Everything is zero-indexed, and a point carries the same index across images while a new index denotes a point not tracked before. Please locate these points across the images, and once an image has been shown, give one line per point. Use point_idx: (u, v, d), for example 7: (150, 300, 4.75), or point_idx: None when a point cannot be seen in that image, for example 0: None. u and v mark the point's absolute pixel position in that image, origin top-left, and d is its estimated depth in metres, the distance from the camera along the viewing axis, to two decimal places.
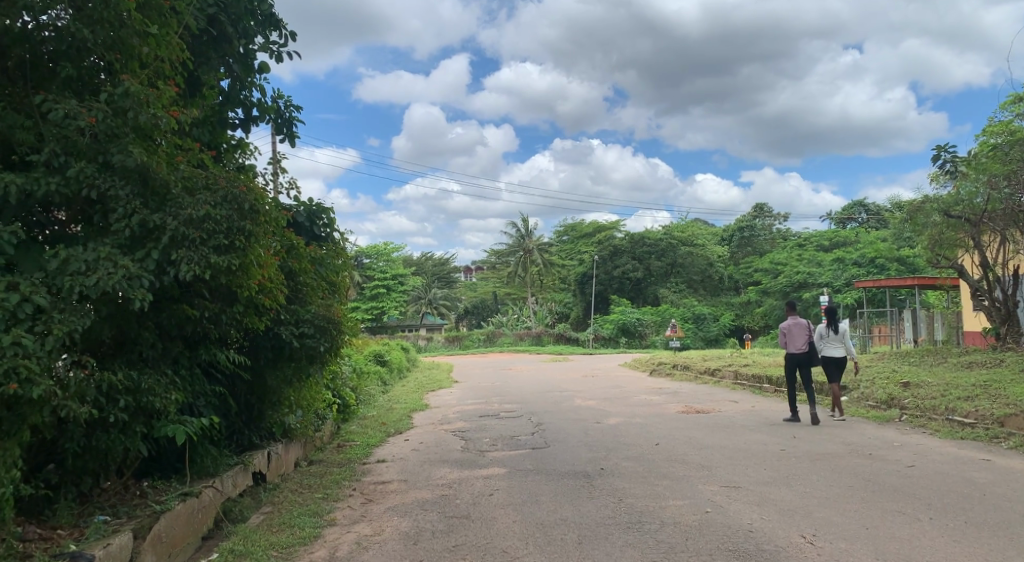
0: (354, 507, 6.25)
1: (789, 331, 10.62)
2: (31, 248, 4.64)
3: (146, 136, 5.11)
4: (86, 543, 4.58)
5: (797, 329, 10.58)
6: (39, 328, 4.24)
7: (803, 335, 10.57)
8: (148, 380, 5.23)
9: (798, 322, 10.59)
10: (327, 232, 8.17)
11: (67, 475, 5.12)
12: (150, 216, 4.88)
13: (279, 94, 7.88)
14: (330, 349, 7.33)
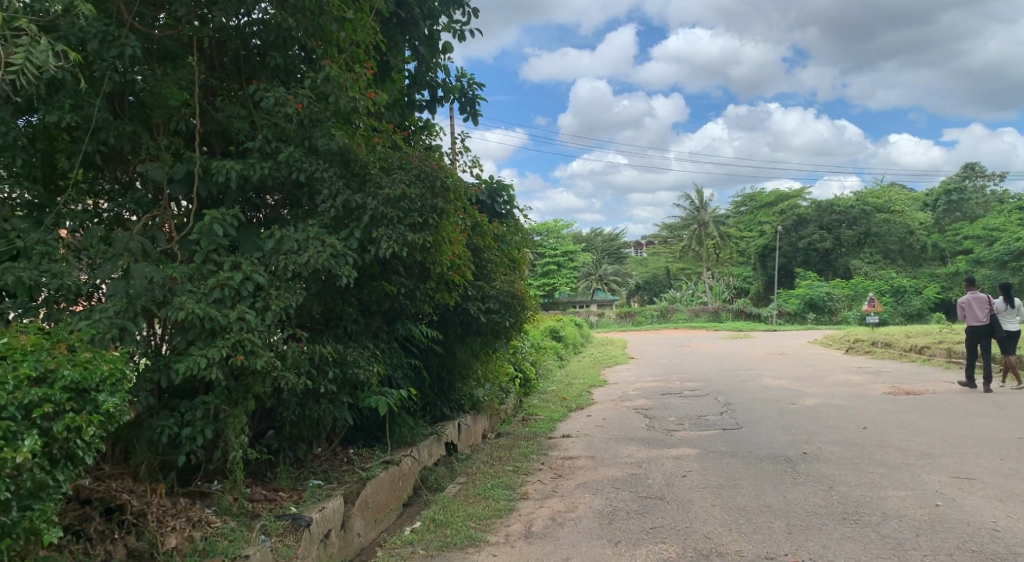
0: (545, 482, 6.25)
1: (966, 307, 10.31)
2: (250, 230, 5.06)
3: (345, 119, 5.37)
4: (304, 506, 4.97)
5: (976, 304, 10.21)
6: (259, 304, 4.61)
7: (984, 309, 10.20)
8: (353, 353, 5.51)
9: (979, 296, 10.22)
10: (508, 209, 8.21)
11: (285, 441, 5.53)
12: (352, 197, 5.09)
13: (462, 73, 7.99)
14: (515, 324, 7.40)
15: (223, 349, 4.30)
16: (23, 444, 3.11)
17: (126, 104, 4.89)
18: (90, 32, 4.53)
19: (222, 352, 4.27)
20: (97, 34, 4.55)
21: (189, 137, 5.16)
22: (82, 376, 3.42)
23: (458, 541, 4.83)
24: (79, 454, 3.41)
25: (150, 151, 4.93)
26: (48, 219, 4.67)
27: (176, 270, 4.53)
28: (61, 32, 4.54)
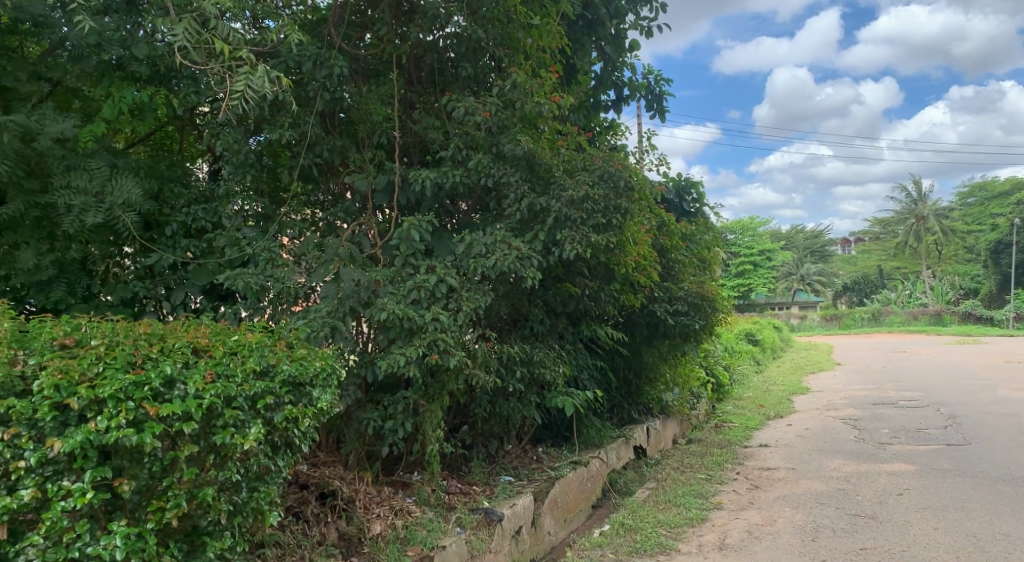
0: (740, 493, 5.93)
1: None
2: (443, 234, 5.36)
3: (531, 124, 5.48)
4: (496, 501, 5.16)
5: None
6: (452, 305, 4.84)
7: None
8: (539, 354, 5.60)
9: None
10: (697, 207, 7.92)
11: (478, 437, 5.76)
12: (537, 200, 5.16)
13: (648, 71, 7.85)
14: (705, 326, 7.11)
15: (420, 348, 4.56)
16: (249, 432, 3.55)
17: (336, 121, 5.41)
18: (306, 56, 5.07)
19: (418, 352, 4.53)
20: (311, 57, 5.09)
21: (390, 149, 5.56)
22: (297, 371, 3.95)
23: (647, 547, 4.72)
24: (295, 442, 3.92)
25: (356, 163, 5.41)
26: (273, 227, 5.26)
27: (379, 274, 4.89)
28: (282, 58, 5.09)
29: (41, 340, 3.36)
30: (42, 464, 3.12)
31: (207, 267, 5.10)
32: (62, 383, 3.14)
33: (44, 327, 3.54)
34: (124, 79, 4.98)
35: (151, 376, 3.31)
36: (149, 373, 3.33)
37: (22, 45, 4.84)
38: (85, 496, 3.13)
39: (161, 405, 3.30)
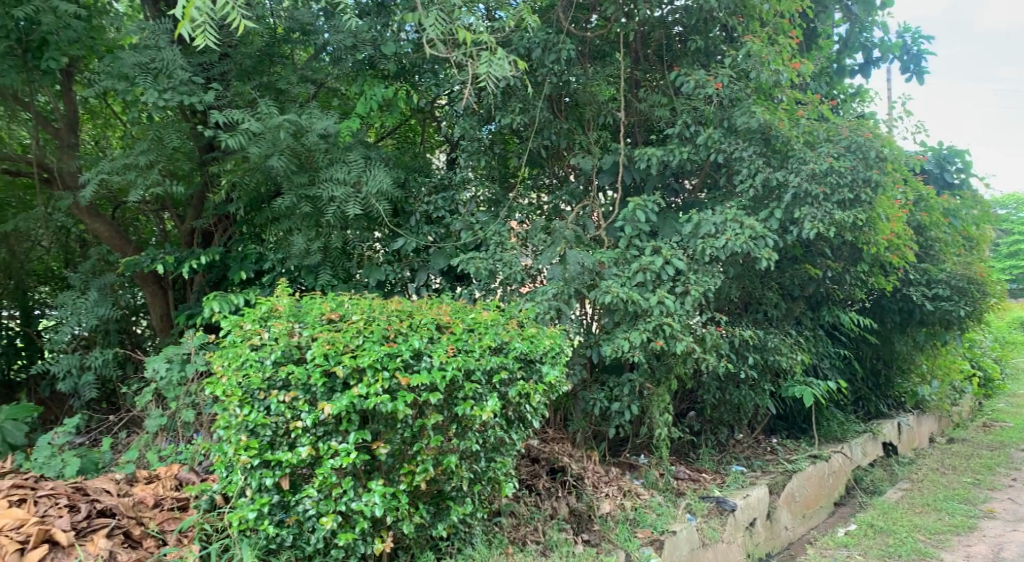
0: (1017, 502, 5.17)
1: None
2: (669, 214, 5.26)
3: (767, 95, 5.15)
4: (728, 490, 5.03)
5: None
6: (678, 289, 4.86)
7: None
8: (774, 339, 5.30)
9: None
10: (962, 178, 6.99)
11: (706, 424, 5.60)
12: (773, 174, 4.86)
13: (903, 28, 7.01)
14: (972, 314, 6.27)
15: (644, 333, 4.70)
16: (487, 404, 3.99)
17: (562, 104, 5.50)
18: (535, 43, 5.23)
19: (643, 336, 4.67)
20: (540, 43, 5.22)
21: (615, 129, 5.54)
22: (527, 348, 4.30)
23: (903, 553, 4.29)
24: (527, 416, 4.34)
25: (582, 146, 5.46)
26: (503, 211, 5.52)
27: (604, 255, 4.95)
28: (513, 46, 5.25)
29: (313, 316, 4.08)
30: (315, 425, 3.82)
31: (445, 251, 5.46)
32: (330, 352, 3.80)
33: (315, 304, 4.28)
34: (375, 77, 5.50)
35: (402, 349, 3.87)
36: (400, 346, 3.90)
37: (294, 52, 5.55)
38: (348, 456, 3.75)
39: (413, 376, 3.83)
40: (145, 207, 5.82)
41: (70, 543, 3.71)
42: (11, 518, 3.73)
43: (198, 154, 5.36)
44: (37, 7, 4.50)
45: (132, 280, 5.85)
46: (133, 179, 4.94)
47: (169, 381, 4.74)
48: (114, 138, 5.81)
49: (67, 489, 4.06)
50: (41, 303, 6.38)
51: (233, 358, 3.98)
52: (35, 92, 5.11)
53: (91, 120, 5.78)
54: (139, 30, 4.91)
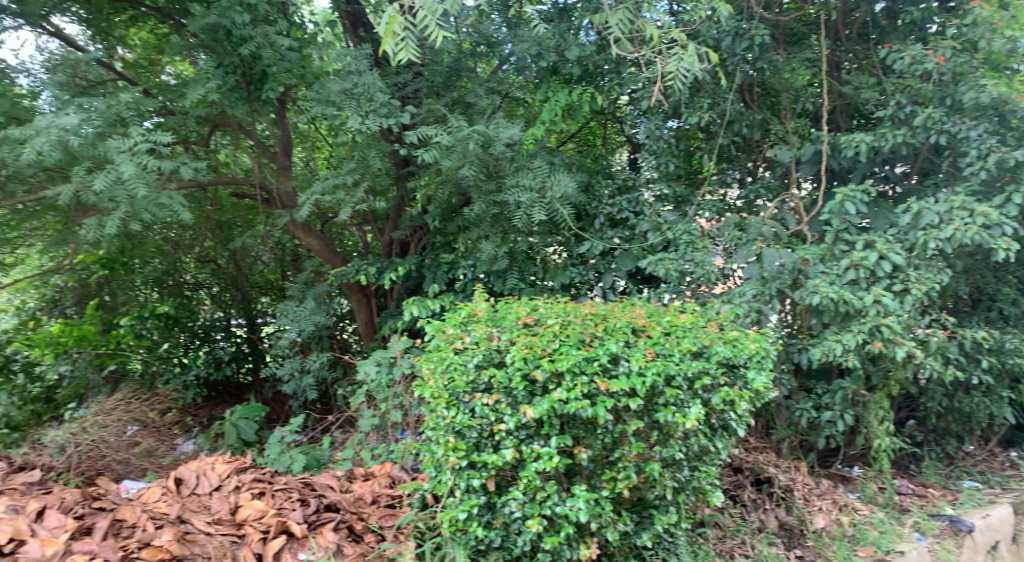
0: None
1: None
2: (881, 205, 4.83)
3: (999, 65, 4.55)
4: (962, 509, 4.57)
5: None
6: (897, 287, 4.43)
7: None
8: (1013, 340, 4.72)
9: None
10: None
11: (930, 434, 5.15)
12: (1009, 154, 4.33)
13: None
14: None
15: (859, 335, 4.34)
16: (690, 411, 3.83)
17: (755, 93, 5.24)
18: (725, 32, 4.97)
19: (857, 339, 4.33)
20: (731, 31, 4.96)
21: (816, 116, 5.25)
22: (730, 352, 4.09)
23: None
24: (732, 423, 4.14)
25: (778, 136, 5.17)
26: (691, 210, 5.31)
27: (807, 252, 4.64)
28: (702, 37, 5.02)
29: (511, 321, 4.13)
30: (518, 428, 3.85)
31: (632, 252, 5.37)
32: (529, 355, 3.83)
33: (512, 308, 4.34)
34: (560, 82, 5.47)
35: (600, 353, 3.81)
36: (598, 350, 3.85)
37: (477, 66, 5.77)
38: (551, 460, 3.74)
39: (612, 381, 3.75)
40: (349, 222, 6.24)
41: (304, 534, 4.00)
42: (254, 508, 4.07)
43: (395, 169, 5.69)
44: (259, 43, 5.00)
45: (340, 288, 6.30)
46: (341, 198, 5.30)
47: (378, 383, 5.06)
48: (320, 160, 6.28)
49: (297, 485, 4.38)
50: (263, 311, 7.15)
51: (438, 362, 4.10)
52: (255, 120, 5.62)
53: (301, 144, 6.29)
54: (343, 57, 5.27)
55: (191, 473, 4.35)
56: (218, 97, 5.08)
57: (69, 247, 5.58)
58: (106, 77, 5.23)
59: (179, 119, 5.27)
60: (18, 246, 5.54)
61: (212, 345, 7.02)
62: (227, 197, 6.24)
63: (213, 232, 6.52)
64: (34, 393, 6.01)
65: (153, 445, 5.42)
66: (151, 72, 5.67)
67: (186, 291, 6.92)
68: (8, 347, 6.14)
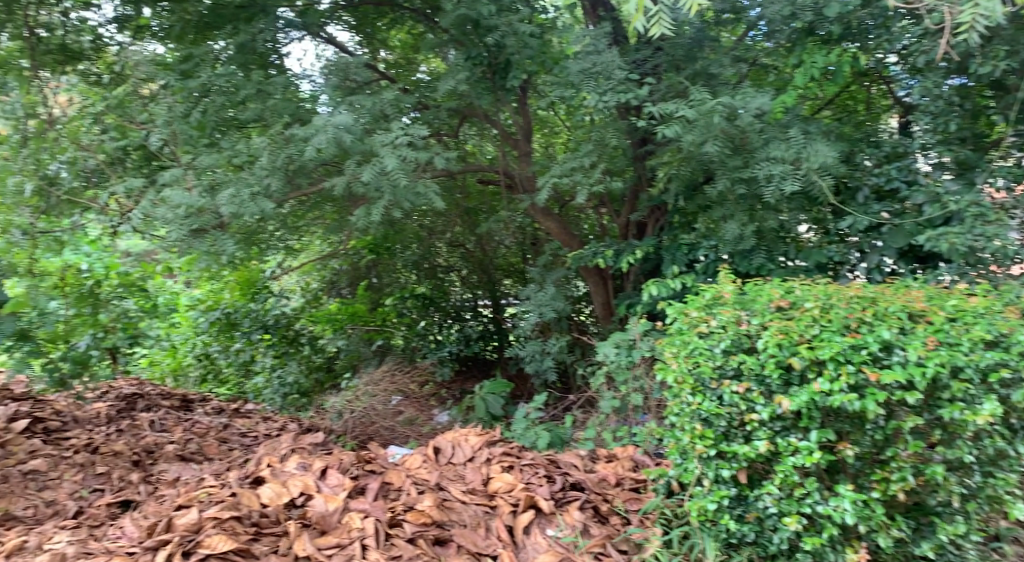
0: None
1: None
2: None
3: None
4: None
5: None
6: None
7: None
8: None
9: None
10: None
11: None
12: None
13: None
14: None
15: None
16: (983, 408, 3.28)
17: None
18: None
19: None
20: None
21: None
22: None
23: None
24: None
25: None
26: (979, 177, 4.60)
27: None
28: None
29: (762, 303, 3.78)
30: (772, 419, 3.56)
31: (904, 228, 4.78)
32: (784, 342, 3.49)
33: (763, 290, 3.97)
34: (816, 43, 4.92)
35: (869, 341, 3.37)
36: (867, 337, 3.40)
37: (722, 34, 5.48)
38: (811, 455, 3.41)
39: (883, 371, 3.32)
40: (587, 205, 6.28)
41: (551, 511, 4.00)
42: (504, 481, 4.20)
43: (633, 149, 5.56)
44: (504, 32, 5.14)
45: (577, 272, 6.40)
46: (580, 180, 5.32)
47: (618, 364, 5.00)
48: (559, 144, 6.38)
49: (543, 461, 4.49)
50: (507, 294, 7.43)
51: (681, 346, 3.87)
52: (500, 110, 5.85)
53: (541, 130, 6.46)
54: (582, 38, 5.23)
55: (447, 443, 4.63)
56: (466, 88, 5.33)
57: (343, 234, 6.26)
58: (371, 78, 5.70)
59: (433, 112, 5.63)
60: (303, 234, 6.33)
61: (462, 324, 7.51)
62: (474, 184, 6.55)
63: (461, 218, 6.91)
64: (317, 362, 7.18)
65: (414, 414, 5.91)
66: (409, 70, 6.13)
67: (439, 273, 7.40)
68: (297, 322, 7.25)
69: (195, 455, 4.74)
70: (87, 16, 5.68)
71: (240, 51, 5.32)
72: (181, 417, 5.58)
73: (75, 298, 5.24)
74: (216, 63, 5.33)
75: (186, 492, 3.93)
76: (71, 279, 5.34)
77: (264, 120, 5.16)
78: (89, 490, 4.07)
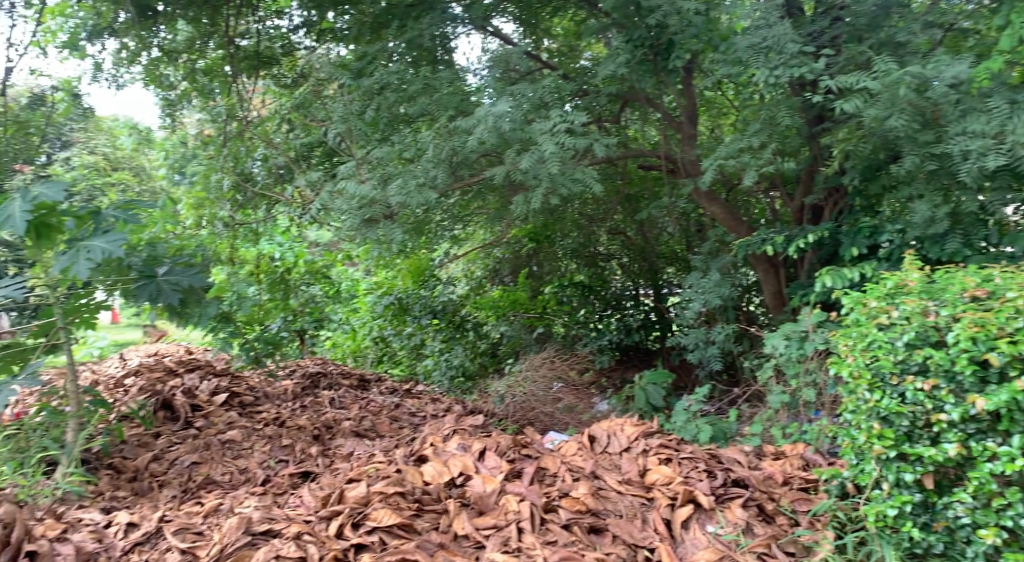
0: None
1: None
2: None
3: None
4: None
5: None
6: None
7: None
8: None
9: None
10: None
11: None
12: None
13: None
14: None
15: None
16: None
17: None
18: None
19: None
20: None
21: None
22: None
23: None
24: None
25: None
26: None
27: None
28: None
29: (954, 292, 3.38)
30: (965, 420, 3.17)
31: None
32: (979, 335, 3.11)
33: (955, 278, 3.54)
34: None
35: None
36: None
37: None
38: (1013, 463, 3.01)
39: None
40: (756, 187, 5.96)
41: (712, 507, 3.84)
42: (661, 473, 4.09)
43: (806, 127, 5.20)
44: (666, 12, 4.95)
45: (745, 259, 6.07)
46: (747, 161, 5.03)
47: (788, 357, 4.69)
48: (726, 126, 6.12)
49: (704, 455, 4.31)
50: (669, 282, 7.26)
51: (858, 338, 3.54)
52: (662, 93, 5.71)
53: (707, 113, 6.21)
54: (751, 12, 4.91)
55: (603, 432, 4.60)
56: (627, 71, 5.23)
57: (505, 222, 6.40)
58: (534, 68, 5.71)
59: (593, 98, 5.58)
60: (467, 223, 6.55)
61: (623, 313, 7.35)
62: (636, 170, 6.43)
63: (623, 205, 6.80)
64: (482, 347, 7.41)
65: (573, 401, 5.89)
66: (571, 58, 6.13)
67: (600, 261, 7.35)
68: (462, 308, 7.49)
69: (369, 432, 5.09)
70: (279, 23, 6.06)
71: (409, 47, 5.54)
72: (358, 396, 6.01)
73: (269, 284, 6.04)
74: (389, 60, 5.62)
75: (357, 466, 4.23)
76: (265, 267, 6.13)
77: (431, 114, 5.31)
78: (276, 460, 4.49)
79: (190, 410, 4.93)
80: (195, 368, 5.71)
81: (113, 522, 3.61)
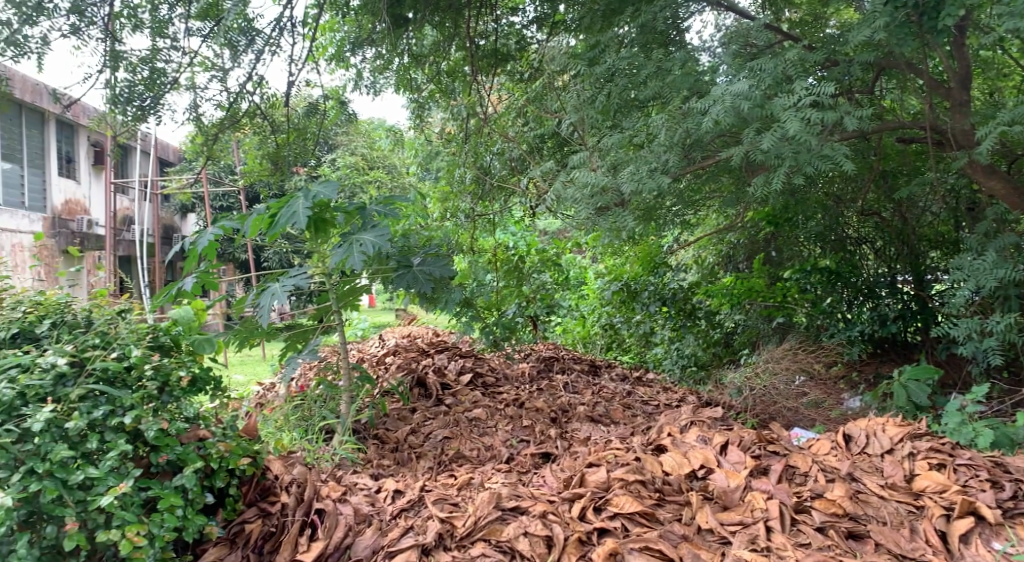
0: None
1: None
2: None
3: None
4: None
5: None
6: None
7: None
8: None
9: None
10: None
11: None
12: None
13: None
14: None
15: None
16: None
17: None
18: None
19: None
20: None
21: None
22: None
23: None
24: None
25: None
26: None
27: None
28: None
29: None
30: None
31: None
32: None
33: None
34: None
35: None
36: None
37: None
38: None
39: None
40: None
41: (999, 522, 3.41)
42: (933, 480, 3.71)
43: None
44: None
45: None
46: None
47: None
48: (1008, 89, 5.52)
49: (986, 463, 3.83)
50: (935, 268, 6.36)
51: None
52: (926, 56, 5.07)
53: (982, 75, 5.50)
54: None
55: (860, 432, 4.25)
56: (884, 36, 4.67)
57: (739, 206, 6.12)
58: (773, 40, 5.39)
59: (844, 67, 5.07)
60: (699, 208, 6.36)
61: (877, 303, 6.58)
62: (893, 144, 5.80)
63: (877, 183, 6.18)
64: (715, 337, 7.29)
65: (820, 397, 5.56)
66: (815, 28, 5.66)
67: (849, 246, 6.75)
68: (693, 296, 7.36)
69: (604, 417, 5.16)
70: (512, 20, 6.37)
71: (641, 31, 5.40)
72: (591, 381, 6.11)
73: (505, 272, 6.31)
74: (620, 46, 5.58)
75: (597, 451, 4.30)
76: (501, 255, 6.48)
77: (663, 97, 5.17)
78: (518, 439, 4.70)
79: (440, 389, 5.33)
80: (444, 350, 6.18)
81: (383, 488, 3.99)
